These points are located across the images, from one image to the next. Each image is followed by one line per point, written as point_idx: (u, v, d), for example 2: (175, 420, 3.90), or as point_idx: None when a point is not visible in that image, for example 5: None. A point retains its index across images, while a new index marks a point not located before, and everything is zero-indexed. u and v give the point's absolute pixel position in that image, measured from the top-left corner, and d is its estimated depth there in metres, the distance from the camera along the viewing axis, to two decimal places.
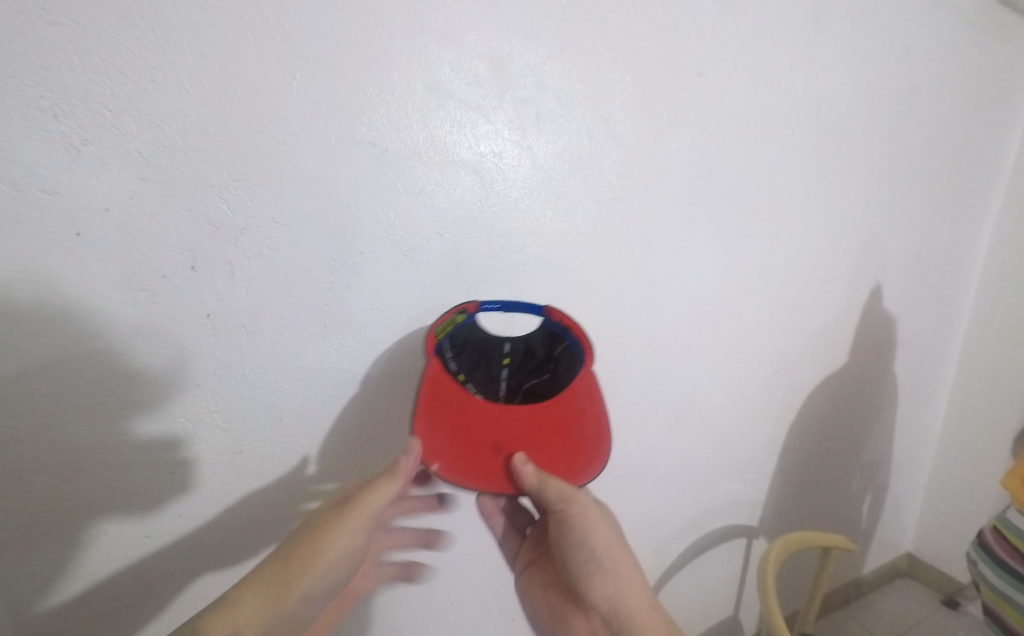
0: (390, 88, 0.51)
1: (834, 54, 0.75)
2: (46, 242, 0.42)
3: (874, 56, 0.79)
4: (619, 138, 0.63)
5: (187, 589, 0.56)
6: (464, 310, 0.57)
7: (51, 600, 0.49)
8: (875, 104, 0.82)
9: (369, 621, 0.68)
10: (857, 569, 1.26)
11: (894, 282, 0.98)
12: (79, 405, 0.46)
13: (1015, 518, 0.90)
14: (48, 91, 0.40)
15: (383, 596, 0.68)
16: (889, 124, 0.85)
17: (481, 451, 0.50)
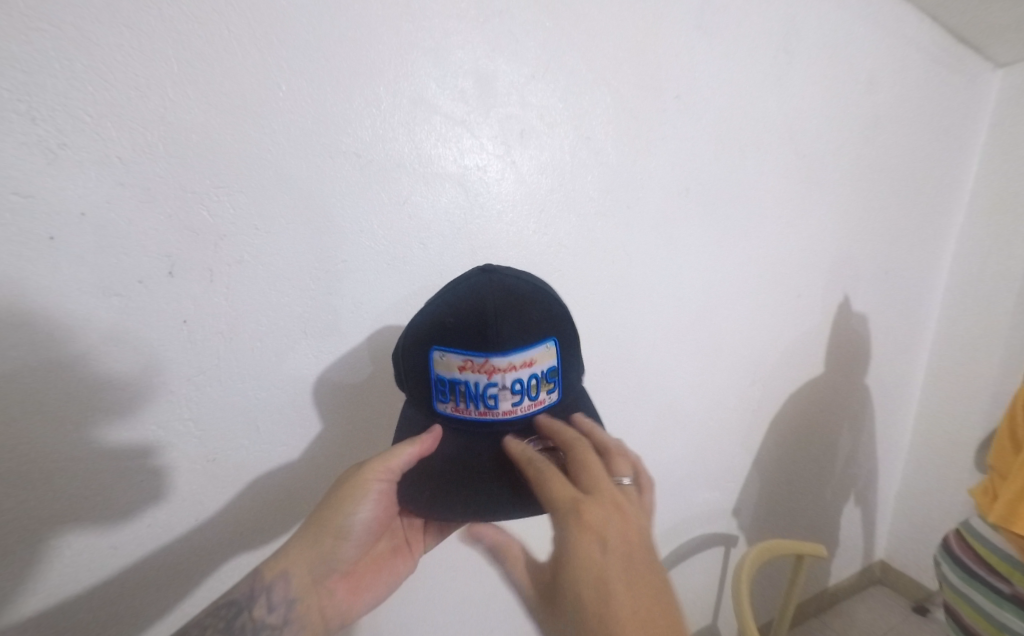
0: (377, 101, 0.52)
1: (804, 79, 0.79)
2: (19, 247, 0.41)
3: (841, 84, 0.83)
4: (600, 154, 0.65)
5: (153, 608, 0.54)
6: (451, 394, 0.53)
7: (5, 618, 0.47)
8: (843, 128, 0.86)
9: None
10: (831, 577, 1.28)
11: (863, 296, 1.01)
12: (47, 415, 0.45)
13: (975, 522, 0.93)
14: (27, 96, 0.39)
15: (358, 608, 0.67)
16: (856, 148, 0.89)
17: None
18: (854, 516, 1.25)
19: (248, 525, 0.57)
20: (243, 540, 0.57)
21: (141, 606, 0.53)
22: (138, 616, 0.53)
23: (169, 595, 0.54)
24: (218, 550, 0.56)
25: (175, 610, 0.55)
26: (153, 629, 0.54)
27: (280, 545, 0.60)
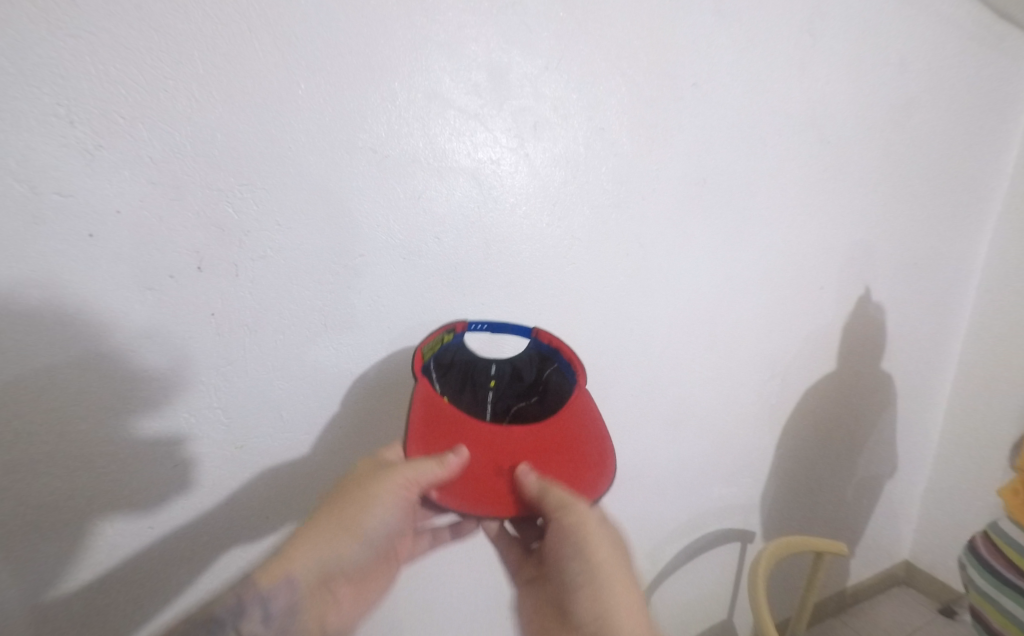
0: (392, 97, 0.53)
1: (828, 63, 0.76)
2: (61, 243, 0.44)
3: (870, 66, 0.80)
4: (615, 145, 0.65)
5: (186, 585, 0.57)
6: (452, 330, 0.57)
7: (53, 590, 0.50)
8: (870, 112, 0.82)
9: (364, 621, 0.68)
10: (853, 576, 1.24)
11: (891, 288, 0.97)
12: (88, 401, 0.47)
13: (1007, 527, 0.89)
14: (66, 100, 0.42)
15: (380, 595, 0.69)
16: (884, 133, 0.85)
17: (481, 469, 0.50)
18: (877, 515, 1.22)
19: (272, 510, 0.59)
20: (267, 524, 0.59)
21: (175, 583, 0.56)
22: (172, 593, 0.56)
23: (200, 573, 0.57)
24: (244, 533, 0.58)
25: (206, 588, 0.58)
26: (186, 605, 0.57)
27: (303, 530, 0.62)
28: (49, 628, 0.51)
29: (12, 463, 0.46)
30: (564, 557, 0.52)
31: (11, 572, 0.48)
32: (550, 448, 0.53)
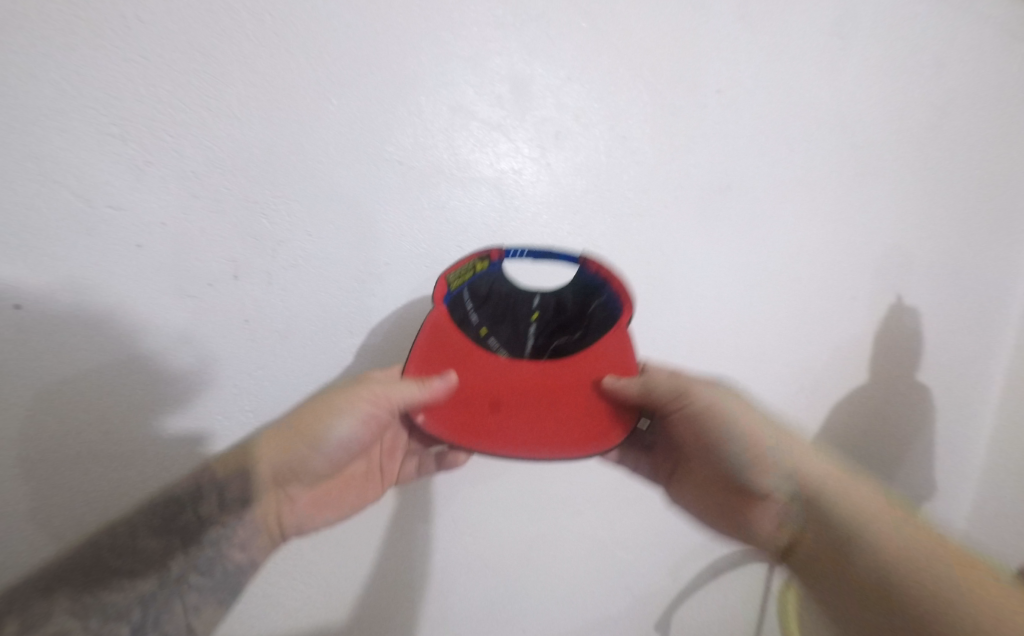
0: (418, 110, 0.55)
1: (860, 67, 0.73)
2: (110, 252, 0.47)
3: (905, 69, 0.77)
4: (636, 154, 0.64)
5: None
6: (486, 257, 0.57)
7: None
8: (906, 116, 0.79)
9: (382, 626, 0.69)
10: None
11: (933, 299, 0.92)
12: (133, 399, 0.51)
13: None
14: (120, 120, 0.46)
15: (399, 602, 0.68)
16: (922, 137, 0.82)
17: (473, 399, 0.54)
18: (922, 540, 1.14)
19: None
20: None
21: None
22: None
23: None
24: None
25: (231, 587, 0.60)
26: None
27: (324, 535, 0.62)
28: None
29: (65, 453, 0.50)
30: (718, 438, 0.58)
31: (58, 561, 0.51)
32: (550, 391, 0.56)
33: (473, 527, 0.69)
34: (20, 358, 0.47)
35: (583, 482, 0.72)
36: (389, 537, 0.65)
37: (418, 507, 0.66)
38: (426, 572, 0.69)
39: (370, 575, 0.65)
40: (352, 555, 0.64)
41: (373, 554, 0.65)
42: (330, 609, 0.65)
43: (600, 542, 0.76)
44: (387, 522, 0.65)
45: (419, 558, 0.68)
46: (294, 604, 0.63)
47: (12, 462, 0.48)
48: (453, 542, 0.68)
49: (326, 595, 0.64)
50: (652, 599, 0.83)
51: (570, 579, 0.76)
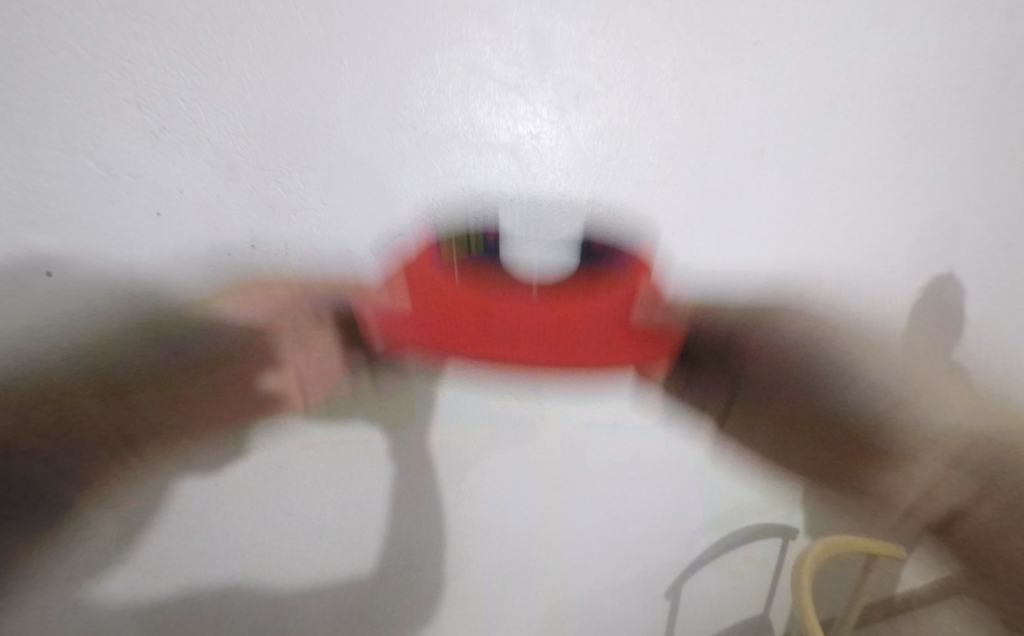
0: (432, 70, 0.52)
1: (926, 14, 0.66)
2: (136, 221, 0.48)
3: (987, 12, 0.67)
4: (663, 117, 0.60)
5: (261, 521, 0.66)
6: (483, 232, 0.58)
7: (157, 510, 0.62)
8: (984, 67, 0.70)
9: (398, 584, 0.71)
10: None
11: (1009, 281, 0.82)
12: (164, 364, 0.53)
13: None
14: (134, 85, 0.45)
15: (414, 560, 0.71)
16: (1006, 92, 0.72)
17: (461, 298, 0.59)
18: None
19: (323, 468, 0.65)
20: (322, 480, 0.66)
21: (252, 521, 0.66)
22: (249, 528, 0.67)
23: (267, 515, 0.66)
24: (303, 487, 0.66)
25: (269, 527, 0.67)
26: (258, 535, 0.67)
27: (358, 487, 0.67)
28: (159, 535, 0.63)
29: (111, 413, 0.53)
30: None
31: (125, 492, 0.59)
32: (567, 302, 0.61)
33: (487, 488, 0.71)
34: (59, 324, 0.49)
35: (596, 452, 0.74)
36: (406, 494, 0.69)
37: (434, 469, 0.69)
38: (442, 528, 0.73)
39: (389, 523, 0.71)
40: (373, 506, 0.69)
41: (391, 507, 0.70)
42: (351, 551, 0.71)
43: (610, 505, 0.79)
44: (405, 481, 0.68)
45: (434, 519, 0.70)
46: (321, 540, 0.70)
47: (58, 418, 0.52)
48: (471, 496, 0.73)
49: (346, 541, 0.70)
50: (660, 560, 0.87)
51: None
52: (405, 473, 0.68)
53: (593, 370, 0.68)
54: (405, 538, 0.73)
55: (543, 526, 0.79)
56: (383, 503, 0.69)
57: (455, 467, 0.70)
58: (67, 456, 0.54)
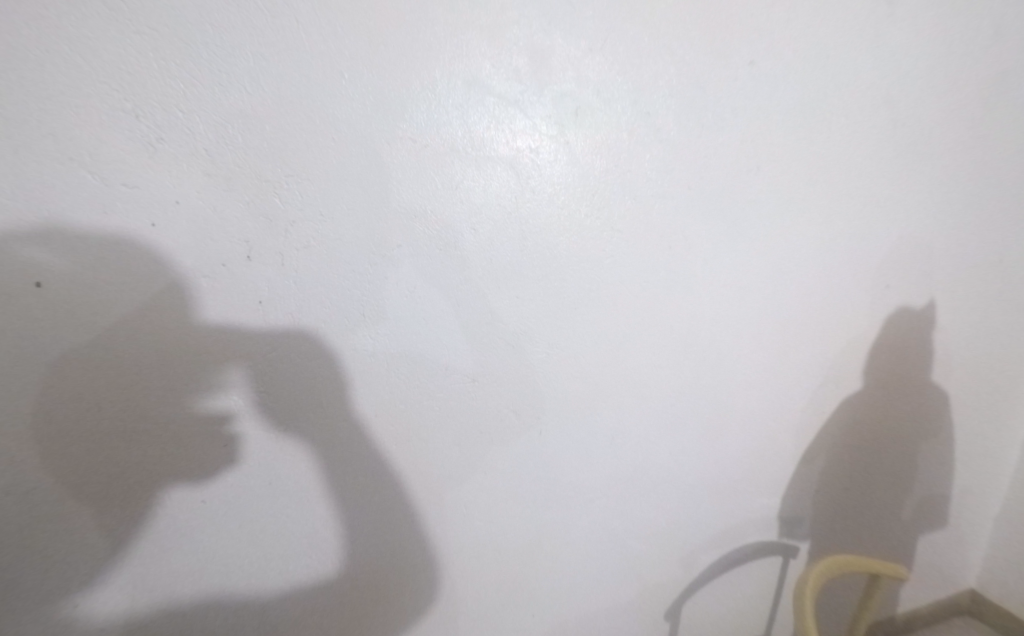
0: (432, 85, 0.53)
1: (902, 42, 0.70)
2: (127, 230, 0.46)
3: (951, 43, 0.72)
4: (660, 133, 0.61)
5: (236, 565, 0.56)
6: None
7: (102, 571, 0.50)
8: (951, 94, 0.75)
9: (391, 622, 0.66)
10: (926, 615, 1.11)
11: (971, 291, 0.88)
12: (148, 379, 0.49)
13: None
14: (132, 95, 0.44)
15: (409, 596, 0.66)
16: (968, 119, 0.77)
17: None
18: (955, 547, 1.08)
19: (312, 495, 0.58)
20: (308, 509, 0.58)
21: (226, 566, 0.56)
22: (220, 578, 0.56)
23: (245, 556, 0.56)
24: (289, 516, 0.57)
25: (245, 572, 0.57)
26: (231, 583, 0.56)
27: (338, 527, 0.60)
28: (102, 599, 0.51)
29: (77, 438, 0.47)
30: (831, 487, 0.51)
31: (70, 556, 0.49)
32: None
33: (488, 512, 0.67)
34: (34, 341, 0.45)
35: (597, 473, 0.72)
36: (401, 523, 0.63)
37: (431, 495, 0.64)
38: (438, 565, 0.66)
39: (378, 564, 0.63)
40: (361, 545, 0.62)
41: (383, 544, 0.63)
42: (335, 595, 0.62)
43: (613, 531, 0.75)
44: (399, 510, 0.63)
45: (430, 549, 0.65)
46: (304, 586, 0.60)
47: (25, 452, 0.46)
48: (464, 530, 0.67)
49: (326, 586, 0.61)
50: (664, 590, 0.82)
51: (580, 568, 0.75)
52: (401, 501, 0.63)
53: (591, 383, 0.68)
54: (386, 582, 0.64)
55: (541, 562, 0.72)
56: (364, 543, 0.62)
57: (454, 492, 0.65)
58: (22, 496, 0.46)
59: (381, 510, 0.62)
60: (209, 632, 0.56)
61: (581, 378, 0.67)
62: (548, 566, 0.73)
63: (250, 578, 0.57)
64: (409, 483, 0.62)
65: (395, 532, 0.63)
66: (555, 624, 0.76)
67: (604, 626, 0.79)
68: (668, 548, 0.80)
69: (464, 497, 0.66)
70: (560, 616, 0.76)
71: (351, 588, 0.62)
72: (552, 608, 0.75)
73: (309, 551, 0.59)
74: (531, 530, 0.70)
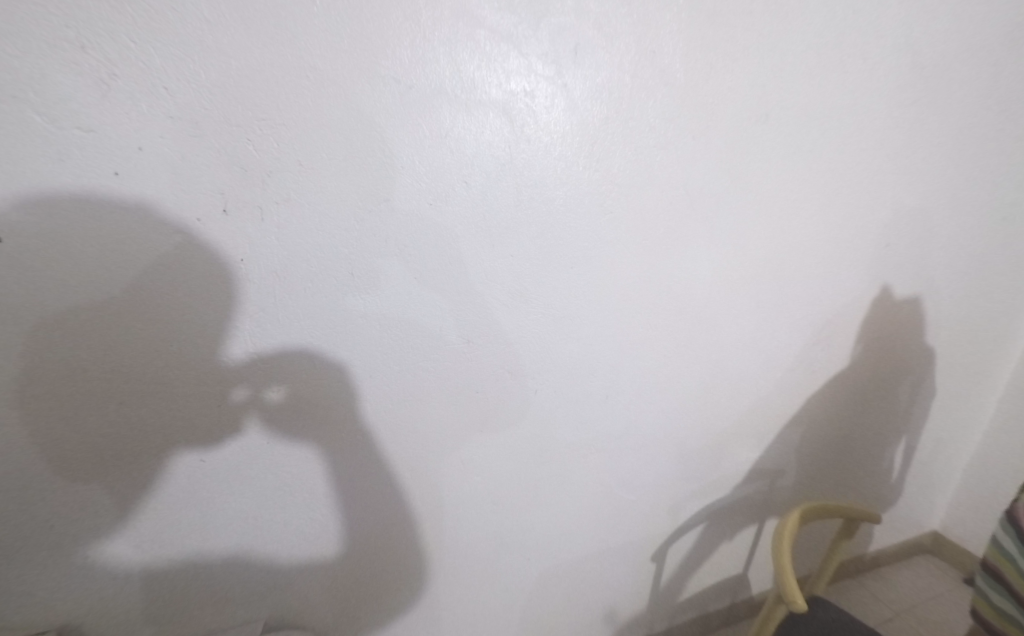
0: (416, 17, 0.47)
1: None
2: (89, 181, 0.42)
3: None
4: (666, 75, 0.57)
5: (238, 521, 0.57)
6: None
7: (108, 527, 0.51)
8: (974, 36, 0.71)
9: (393, 568, 0.69)
10: (887, 547, 1.21)
11: (966, 247, 0.88)
12: (131, 341, 0.47)
13: None
14: (74, 21, 0.38)
15: (410, 545, 0.69)
16: (986, 64, 0.74)
17: None
18: (921, 488, 1.16)
19: (310, 454, 0.58)
20: (308, 467, 0.59)
21: (229, 521, 0.57)
22: (224, 533, 0.57)
23: (248, 512, 0.57)
24: (288, 474, 0.58)
25: (248, 527, 0.58)
26: (234, 538, 0.58)
27: (338, 484, 0.61)
28: (110, 552, 0.52)
29: (65, 402, 0.46)
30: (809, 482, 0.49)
31: (73, 515, 0.49)
32: None
33: (485, 467, 0.70)
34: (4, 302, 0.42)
35: (590, 428, 0.74)
36: (400, 479, 0.65)
37: (430, 452, 0.65)
38: (437, 517, 0.69)
39: (380, 517, 0.66)
40: (362, 500, 0.64)
41: (384, 498, 0.65)
42: (339, 546, 0.64)
43: (605, 481, 0.79)
44: (399, 467, 0.64)
45: (430, 502, 0.68)
46: (308, 539, 0.62)
47: (16, 413, 0.45)
48: (463, 483, 0.69)
49: (329, 540, 0.64)
50: (651, 534, 0.87)
51: (572, 517, 0.79)
52: (399, 458, 0.64)
53: (586, 342, 0.68)
54: (387, 533, 0.67)
55: (535, 512, 0.76)
56: (364, 498, 0.64)
57: (453, 448, 0.67)
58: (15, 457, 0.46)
59: (380, 467, 0.63)
60: (217, 582, 0.59)
61: (576, 338, 0.67)
62: (543, 516, 0.77)
63: (253, 533, 0.58)
64: (407, 441, 0.64)
65: (396, 488, 0.65)
66: (548, 568, 0.81)
67: (595, 565, 0.85)
68: (656, 496, 0.84)
69: (462, 453, 0.67)
70: (554, 560, 0.81)
71: (355, 540, 0.65)
72: (546, 552, 0.80)
73: (311, 507, 0.61)
74: (526, 482, 0.73)
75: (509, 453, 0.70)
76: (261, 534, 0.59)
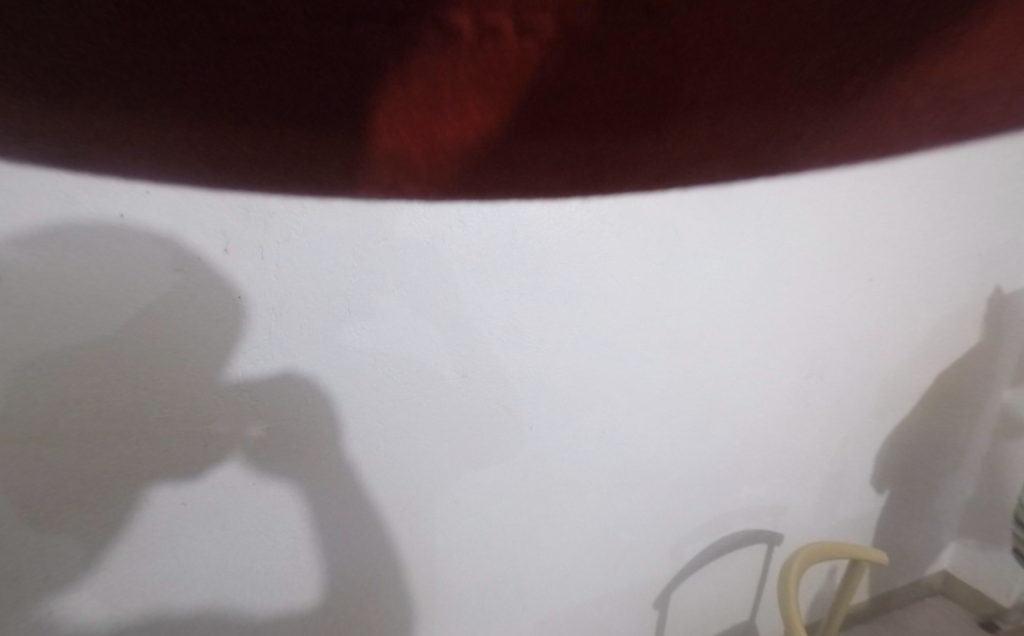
0: None
1: None
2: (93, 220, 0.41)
3: None
4: None
5: (220, 566, 0.55)
6: None
7: (81, 576, 0.49)
8: None
9: (382, 616, 0.66)
10: (898, 593, 1.16)
11: (949, 283, 0.90)
12: (124, 378, 0.47)
13: None
14: None
15: (400, 591, 0.66)
16: None
17: None
18: (928, 529, 1.13)
19: (297, 493, 0.57)
20: (295, 507, 0.57)
21: (210, 567, 0.54)
22: (203, 580, 0.54)
23: (231, 556, 0.55)
24: (274, 515, 0.56)
25: (230, 572, 0.55)
26: (214, 584, 0.55)
27: (327, 525, 0.59)
28: (81, 603, 0.50)
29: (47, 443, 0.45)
30: None
31: (45, 565, 0.47)
32: None
33: (479, 508, 0.67)
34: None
35: (586, 465, 0.72)
36: (391, 520, 0.63)
37: (423, 491, 0.63)
38: (429, 561, 0.66)
39: (369, 560, 0.63)
40: (351, 542, 0.61)
41: (374, 539, 0.62)
42: (325, 593, 0.61)
43: (603, 523, 0.76)
44: (390, 507, 0.62)
45: (422, 544, 0.65)
46: (292, 585, 0.59)
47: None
48: (456, 525, 0.67)
49: (315, 586, 0.60)
50: (653, 579, 0.84)
51: (571, 561, 0.76)
52: (391, 498, 0.62)
53: (580, 376, 0.68)
54: (377, 578, 0.64)
55: (532, 555, 0.73)
56: (353, 540, 0.61)
57: (447, 486, 0.65)
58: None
59: (371, 506, 0.61)
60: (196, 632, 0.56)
61: (571, 373, 0.67)
62: (540, 560, 0.74)
63: (235, 578, 0.56)
64: (399, 479, 0.62)
65: (386, 528, 0.63)
66: (546, 616, 0.77)
67: (596, 614, 0.81)
68: (657, 537, 0.81)
69: (456, 492, 0.65)
70: (552, 608, 0.77)
71: (342, 585, 0.62)
72: (544, 600, 0.76)
73: (297, 550, 0.58)
74: (522, 523, 0.71)
75: (504, 492, 0.68)
76: (244, 580, 0.56)
